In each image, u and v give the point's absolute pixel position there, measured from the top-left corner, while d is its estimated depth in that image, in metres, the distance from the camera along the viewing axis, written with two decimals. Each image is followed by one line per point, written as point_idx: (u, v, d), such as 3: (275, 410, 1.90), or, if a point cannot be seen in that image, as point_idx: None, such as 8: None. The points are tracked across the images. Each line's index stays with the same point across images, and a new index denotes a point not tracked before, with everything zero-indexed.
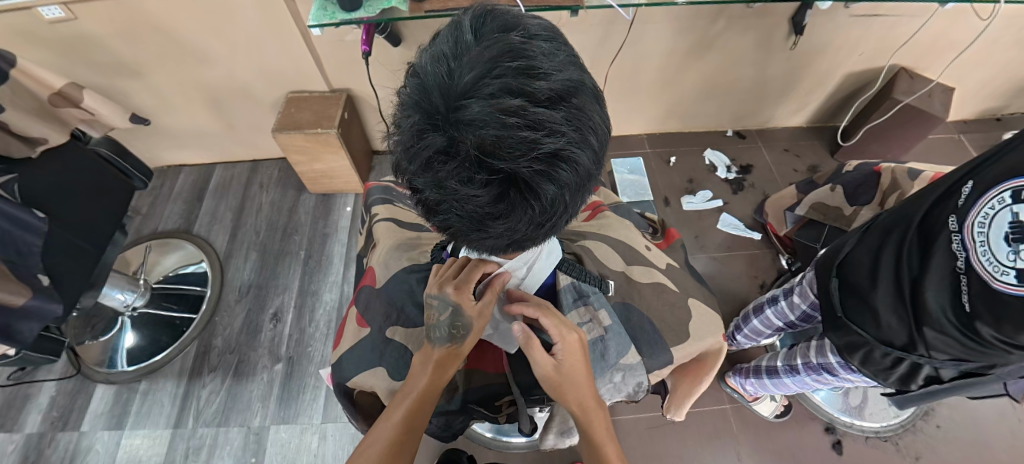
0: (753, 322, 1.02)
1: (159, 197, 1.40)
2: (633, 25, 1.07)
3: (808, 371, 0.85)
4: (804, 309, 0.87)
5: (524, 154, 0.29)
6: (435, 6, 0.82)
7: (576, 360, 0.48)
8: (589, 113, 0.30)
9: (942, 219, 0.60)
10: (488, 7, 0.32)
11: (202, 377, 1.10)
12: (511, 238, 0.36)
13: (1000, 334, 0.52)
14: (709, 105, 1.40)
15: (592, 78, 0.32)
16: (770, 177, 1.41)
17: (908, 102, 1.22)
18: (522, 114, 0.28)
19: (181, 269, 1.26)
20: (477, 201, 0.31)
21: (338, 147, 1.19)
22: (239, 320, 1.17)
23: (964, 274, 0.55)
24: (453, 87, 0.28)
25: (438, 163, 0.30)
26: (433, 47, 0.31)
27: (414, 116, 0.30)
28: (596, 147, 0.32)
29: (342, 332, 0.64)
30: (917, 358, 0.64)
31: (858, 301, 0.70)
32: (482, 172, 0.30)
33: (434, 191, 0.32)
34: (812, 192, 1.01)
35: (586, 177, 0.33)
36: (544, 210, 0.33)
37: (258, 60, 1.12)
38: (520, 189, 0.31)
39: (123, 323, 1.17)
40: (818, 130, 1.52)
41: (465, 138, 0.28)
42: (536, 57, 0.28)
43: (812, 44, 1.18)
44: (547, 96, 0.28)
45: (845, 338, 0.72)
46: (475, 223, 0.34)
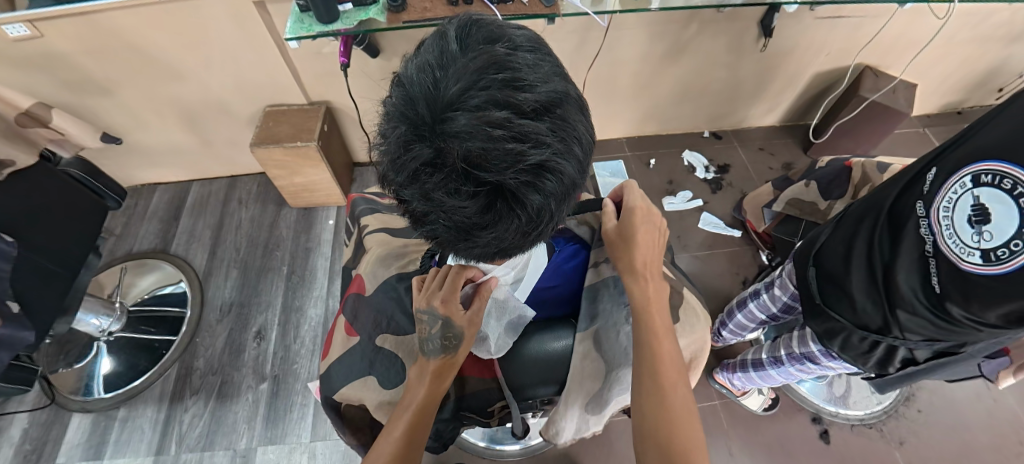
0: (738, 316, 1.04)
1: (133, 217, 1.37)
2: (608, 31, 1.09)
3: (792, 361, 0.87)
4: (785, 301, 0.89)
5: (511, 166, 0.29)
6: (412, 17, 0.83)
7: (639, 223, 0.55)
8: (575, 124, 0.31)
9: (909, 204, 0.63)
10: (473, 17, 0.32)
11: (184, 400, 1.06)
12: (499, 247, 0.36)
13: (969, 313, 0.54)
14: (685, 108, 1.44)
15: (577, 89, 0.33)
16: (747, 176, 1.45)
17: (874, 99, 1.27)
18: (509, 126, 0.28)
19: (159, 289, 1.22)
20: (464, 212, 0.32)
21: (319, 160, 1.18)
22: (221, 340, 1.14)
23: (933, 256, 0.58)
24: (439, 98, 0.28)
25: (425, 175, 0.30)
26: (418, 58, 0.31)
27: (400, 127, 0.30)
28: (581, 157, 0.32)
29: (330, 344, 0.63)
30: (892, 340, 0.66)
31: (834, 287, 0.72)
32: (469, 183, 0.30)
33: (421, 203, 0.33)
34: (788, 188, 1.05)
35: (572, 186, 0.33)
36: (530, 220, 0.33)
37: (234, 74, 1.11)
38: (507, 200, 0.31)
39: (99, 349, 1.12)
40: (790, 129, 1.57)
41: (451, 149, 0.28)
42: (522, 69, 0.29)
43: (780, 46, 1.22)
44: (532, 108, 0.28)
45: (824, 324, 0.75)
46: (462, 234, 0.34)
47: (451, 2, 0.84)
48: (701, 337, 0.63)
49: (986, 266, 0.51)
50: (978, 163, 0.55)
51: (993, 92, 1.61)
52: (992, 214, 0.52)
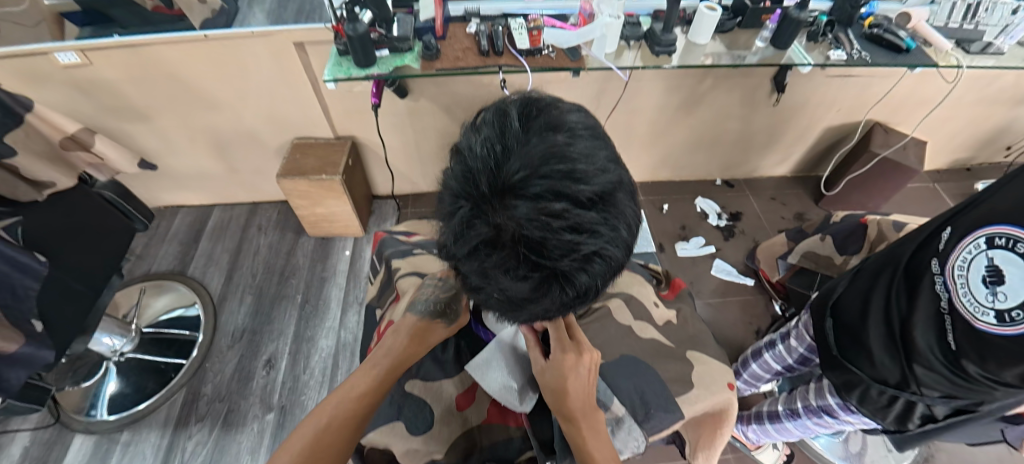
0: (752, 366, 1.02)
1: (154, 238, 1.39)
2: (627, 83, 1.15)
3: (809, 414, 0.86)
4: (802, 352, 0.88)
5: (564, 252, 0.33)
6: (445, 65, 0.88)
7: (567, 378, 0.49)
8: (623, 213, 0.34)
9: (926, 261, 0.64)
10: (535, 102, 0.36)
11: (189, 427, 1.05)
12: (544, 314, 0.41)
13: (986, 371, 0.54)
14: (699, 156, 1.47)
15: (628, 178, 0.36)
16: (759, 224, 1.47)
17: (884, 155, 1.30)
18: (565, 216, 0.31)
19: (172, 312, 1.23)
20: (519, 289, 0.36)
21: (341, 192, 1.21)
22: (231, 366, 1.14)
23: (949, 314, 0.58)
24: (502, 182, 0.32)
25: (484, 252, 0.35)
26: (480, 136, 0.35)
27: (463, 205, 0.35)
28: (625, 240, 0.36)
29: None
30: (910, 396, 0.64)
31: (850, 339, 0.73)
32: (524, 266, 0.34)
33: (478, 273, 0.37)
34: (804, 241, 1.06)
35: (616, 266, 0.38)
36: (576, 294, 0.38)
37: (267, 107, 1.16)
38: (557, 279, 0.35)
39: (108, 369, 1.12)
40: (802, 180, 1.60)
41: (510, 231, 0.33)
42: (579, 160, 0.31)
43: (792, 101, 1.27)
44: (589, 199, 0.31)
45: (842, 376, 0.74)
46: (514, 303, 0.39)
47: (483, 53, 0.89)
48: (722, 398, 0.61)
49: (1001, 326, 0.52)
50: (990, 226, 0.57)
51: (1002, 150, 1.64)
52: (1006, 277, 0.53)
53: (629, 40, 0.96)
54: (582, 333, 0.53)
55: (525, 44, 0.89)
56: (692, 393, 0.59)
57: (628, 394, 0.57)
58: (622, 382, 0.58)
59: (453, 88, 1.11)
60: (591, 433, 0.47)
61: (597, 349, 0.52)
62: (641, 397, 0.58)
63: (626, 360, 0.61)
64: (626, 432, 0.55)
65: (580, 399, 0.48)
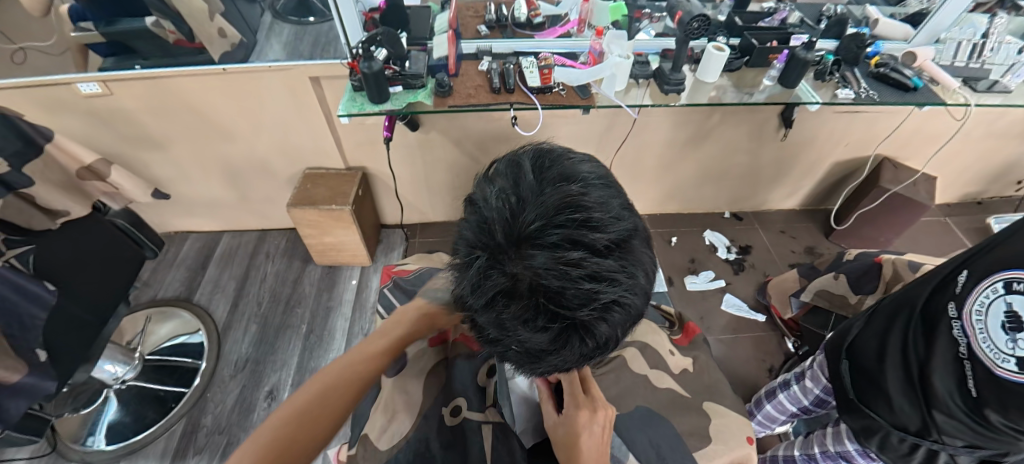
0: (766, 407, 0.99)
1: (162, 263, 1.40)
2: (635, 119, 1.16)
3: (827, 461, 0.82)
4: (818, 394, 0.86)
5: (583, 301, 0.33)
6: (458, 101, 0.89)
7: (582, 434, 0.47)
8: (640, 260, 0.35)
9: (942, 304, 0.62)
10: (547, 152, 0.37)
11: (187, 460, 1.03)
12: (563, 366, 0.41)
13: (1008, 420, 0.52)
14: (706, 189, 1.47)
15: (640, 222, 0.37)
16: (769, 258, 1.45)
17: (895, 191, 1.29)
18: (583, 264, 0.32)
19: (176, 338, 1.22)
20: (537, 341, 0.36)
21: (350, 222, 1.22)
22: (232, 397, 1.12)
23: (968, 359, 0.56)
24: (520, 233, 0.32)
25: (501, 303, 0.35)
26: (493, 186, 0.35)
27: (479, 255, 0.35)
28: (643, 288, 0.36)
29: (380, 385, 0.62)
30: (931, 444, 0.62)
31: (867, 382, 0.70)
32: (542, 318, 0.34)
33: (495, 325, 0.37)
34: (816, 279, 1.04)
35: (634, 315, 0.38)
36: (594, 345, 0.37)
37: (281, 138, 1.18)
38: (576, 330, 0.35)
39: (108, 397, 1.11)
40: (811, 213, 1.59)
41: (529, 281, 0.33)
42: (592, 209, 0.32)
43: (800, 136, 1.27)
44: (604, 246, 0.32)
45: (860, 421, 0.71)
46: (532, 356, 0.38)
47: (494, 90, 0.91)
48: (741, 453, 0.59)
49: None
50: (1003, 272, 0.56)
51: (1012, 184, 1.63)
52: None
53: (638, 78, 0.98)
54: (597, 386, 0.53)
55: (536, 82, 0.91)
56: (709, 448, 0.58)
57: (644, 448, 0.56)
58: (636, 435, 0.57)
59: (464, 122, 1.13)
60: None
61: (611, 404, 0.51)
62: (657, 452, 0.57)
63: (639, 412, 0.60)
64: None
65: (593, 457, 0.46)
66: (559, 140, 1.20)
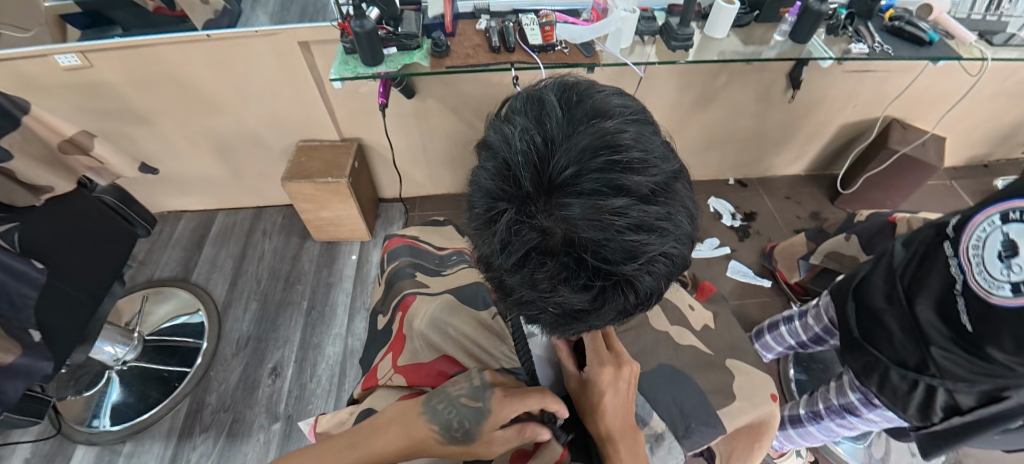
0: (766, 337, 1.01)
1: (157, 244, 1.37)
2: (640, 79, 1.11)
3: (831, 415, 0.81)
4: (817, 331, 0.86)
5: (627, 255, 0.31)
6: (455, 62, 0.85)
7: (607, 396, 0.46)
8: (683, 204, 0.32)
9: (937, 246, 0.61)
10: (572, 89, 0.34)
11: (193, 437, 1.02)
12: (600, 324, 0.39)
13: (1010, 355, 0.50)
14: (710, 155, 1.44)
15: (679, 162, 0.34)
16: (775, 224, 1.44)
17: (904, 152, 1.26)
18: (627, 214, 0.29)
19: (175, 318, 1.20)
20: (577, 300, 0.34)
21: (348, 195, 1.19)
22: (237, 374, 1.11)
23: (962, 294, 0.55)
24: (553, 180, 0.29)
25: (535, 261, 0.32)
26: (515, 128, 0.32)
27: (506, 208, 0.32)
28: (688, 234, 0.34)
29: (400, 352, 0.59)
30: (930, 379, 0.59)
31: (872, 321, 0.69)
32: (581, 274, 0.32)
33: (527, 286, 0.35)
34: (828, 241, 1.02)
35: (677, 266, 0.36)
36: (636, 300, 0.35)
37: (271, 109, 1.13)
38: (618, 286, 0.33)
39: (110, 378, 1.09)
40: (816, 178, 1.56)
41: (566, 233, 0.30)
42: (631, 147, 0.29)
43: (809, 97, 1.23)
44: (648, 190, 0.29)
45: (861, 359, 0.70)
46: (568, 316, 0.36)
47: (494, 50, 0.86)
48: (764, 411, 0.59)
49: (1015, 298, 0.49)
50: (1003, 201, 0.53)
51: (1020, 146, 1.60)
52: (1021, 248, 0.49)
53: (643, 35, 0.93)
54: (620, 343, 0.51)
55: (537, 40, 0.86)
56: (735, 405, 0.58)
57: (668, 407, 0.56)
58: (660, 394, 0.57)
59: (462, 88, 1.09)
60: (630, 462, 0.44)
61: (636, 360, 0.49)
62: (680, 410, 0.56)
63: (663, 371, 0.59)
64: (666, 450, 0.53)
65: (618, 416, 0.46)
66: None
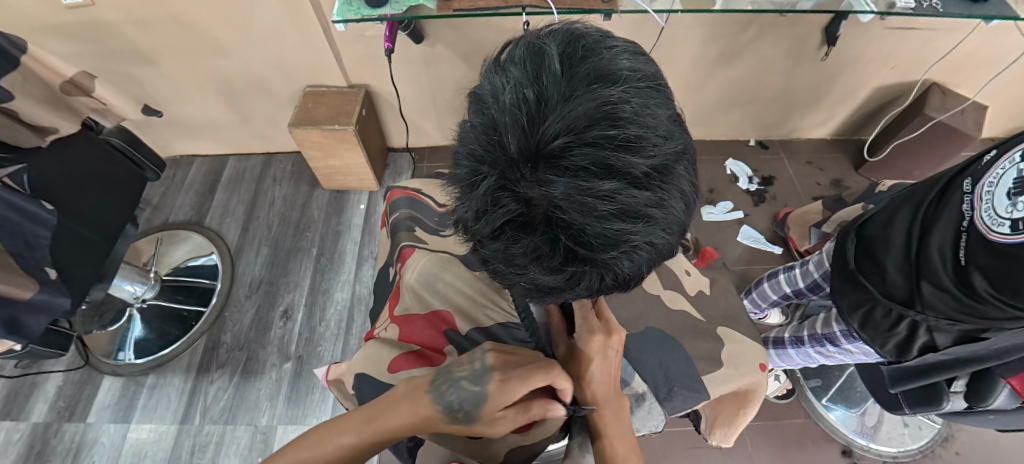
0: (763, 286, 1.00)
1: (171, 188, 1.39)
2: (663, 29, 1.04)
3: (812, 342, 0.83)
4: (817, 278, 0.85)
5: (608, 242, 0.29)
6: (464, 4, 0.80)
7: (593, 362, 0.47)
8: (680, 191, 0.30)
9: (959, 182, 0.57)
10: (579, 42, 0.29)
11: (210, 373, 1.08)
12: (576, 298, 0.38)
13: (993, 288, 0.50)
14: (731, 114, 1.38)
15: (686, 142, 0.31)
16: (793, 190, 1.40)
17: (941, 119, 1.19)
18: (615, 199, 0.27)
19: (191, 261, 1.24)
20: (551, 277, 0.32)
21: (355, 144, 1.18)
22: (249, 316, 1.16)
23: (966, 231, 0.53)
24: (539, 152, 0.26)
25: (511, 234, 0.30)
26: (508, 81, 0.29)
27: (487, 175, 0.29)
28: (679, 222, 0.32)
29: (398, 299, 0.62)
30: (915, 314, 0.61)
31: (869, 257, 0.68)
32: (557, 254, 0.30)
33: (501, 258, 0.33)
34: (839, 212, 0.98)
35: (661, 253, 0.34)
36: (613, 282, 0.34)
37: (276, 53, 1.10)
38: (595, 271, 0.31)
39: (132, 314, 1.15)
40: (843, 143, 1.49)
41: (546, 211, 0.28)
42: (633, 123, 0.26)
43: (844, 55, 1.15)
44: (643, 174, 0.27)
45: (850, 296, 0.71)
46: (542, 290, 0.35)
47: None
48: (751, 379, 0.60)
49: (1013, 236, 0.47)
50: None
51: None
52: None
53: None
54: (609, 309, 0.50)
55: None
56: (720, 372, 0.59)
57: (652, 371, 0.57)
58: (646, 356, 0.58)
59: (473, 32, 1.03)
60: (612, 426, 0.46)
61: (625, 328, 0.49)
62: (665, 373, 0.57)
63: (651, 334, 0.60)
64: (645, 410, 0.55)
65: (603, 381, 0.48)
66: None
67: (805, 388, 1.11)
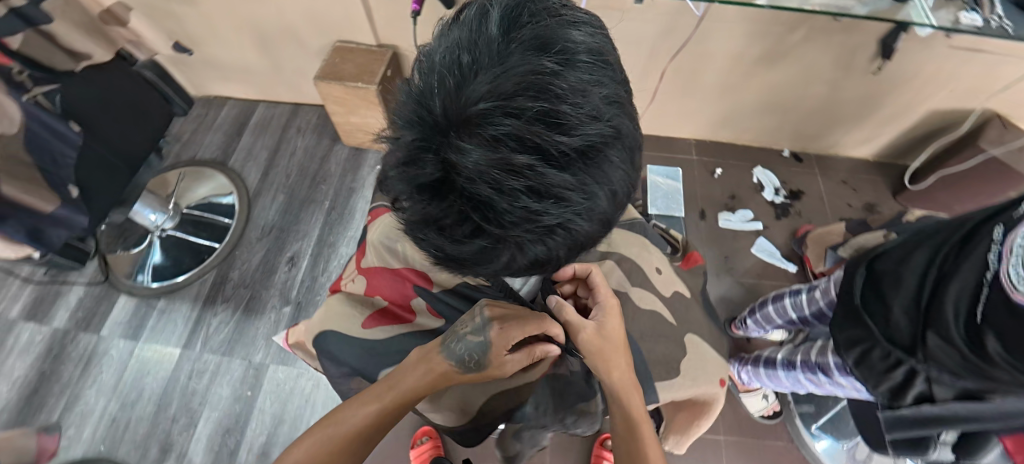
0: (768, 308, 0.97)
1: (201, 126, 1.44)
2: (701, 21, 0.98)
3: (804, 369, 0.80)
4: (822, 306, 0.82)
5: (518, 220, 0.27)
6: None
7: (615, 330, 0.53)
8: (606, 179, 0.28)
9: (988, 228, 0.53)
10: (530, 14, 0.29)
11: (215, 305, 1.14)
12: (497, 277, 0.37)
13: (1006, 351, 0.48)
14: (768, 120, 1.32)
15: (626, 131, 0.30)
16: (820, 208, 1.35)
17: (994, 154, 1.09)
18: (529, 174, 0.26)
19: (212, 198, 1.29)
20: (461, 251, 0.31)
21: (376, 104, 1.18)
22: (257, 258, 1.21)
23: (988, 285, 0.50)
24: (460, 116, 0.26)
25: (424, 199, 0.29)
26: (450, 46, 0.29)
27: (413, 133, 0.29)
28: (605, 213, 0.31)
29: (364, 254, 0.68)
30: (916, 363, 0.58)
31: (876, 295, 0.65)
32: (467, 225, 0.29)
33: (413, 223, 0.32)
34: (862, 236, 0.92)
35: (584, 243, 0.33)
36: (528, 265, 0.33)
37: (309, 3, 1.10)
38: (507, 249, 0.30)
39: (153, 242, 1.20)
40: (884, 167, 1.40)
41: (459, 178, 0.27)
42: (561, 98, 0.25)
43: (899, 72, 1.06)
44: (563, 154, 0.26)
45: (847, 333, 0.66)
46: (457, 262, 0.34)
47: None
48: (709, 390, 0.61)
49: None
50: None
51: None
52: None
53: None
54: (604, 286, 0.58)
55: None
56: (676, 381, 0.61)
57: None
58: None
59: None
60: (633, 397, 0.51)
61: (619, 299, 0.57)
62: None
63: None
64: None
65: (624, 356, 0.52)
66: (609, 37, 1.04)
67: (793, 412, 1.08)
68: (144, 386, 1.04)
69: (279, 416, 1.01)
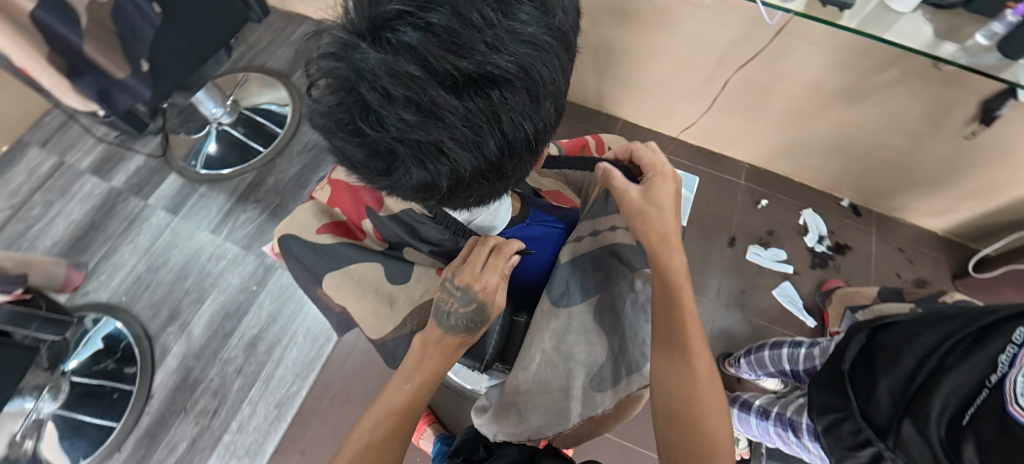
0: (764, 352, 0.93)
1: (277, 37, 1.52)
2: (778, 38, 0.90)
3: (777, 422, 0.76)
4: (817, 365, 0.77)
5: (401, 128, 0.31)
6: None
7: (665, 189, 0.56)
8: (495, 118, 0.32)
9: (1008, 327, 0.50)
10: None
11: (246, 203, 1.23)
12: (393, 191, 0.41)
13: None
14: (831, 161, 1.21)
15: (535, 82, 0.33)
16: (863, 270, 1.24)
17: None
18: (416, 87, 0.29)
19: (266, 105, 1.38)
20: (354, 150, 0.35)
21: None
22: (293, 171, 1.29)
23: (989, 388, 0.47)
24: (375, 19, 0.29)
25: (328, 92, 0.33)
26: None
27: (334, 27, 0.32)
28: (490, 151, 0.34)
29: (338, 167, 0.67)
30: (884, 449, 0.53)
31: (867, 366, 0.59)
32: (357, 125, 0.33)
33: (318, 113, 0.36)
34: (886, 305, 0.85)
35: (468, 178, 0.37)
36: (414, 182, 0.37)
37: None
38: (392, 157, 0.34)
39: (210, 132, 1.30)
40: (953, 246, 1.26)
41: (356, 77, 0.30)
42: (465, 26, 0.29)
43: (1000, 144, 0.93)
44: (453, 76, 0.30)
45: (824, 398, 0.61)
46: (355, 164, 0.38)
47: None
48: None
49: None
50: None
51: None
52: None
53: None
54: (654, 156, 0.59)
55: None
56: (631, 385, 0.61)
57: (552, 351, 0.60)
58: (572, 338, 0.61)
59: None
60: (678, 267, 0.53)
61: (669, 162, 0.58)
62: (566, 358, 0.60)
63: (586, 319, 0.62)
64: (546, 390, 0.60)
65: (673, 212, 0.55)
66: (682, 33, 0.98)
67: None
68: (170, 256, 1.16)
69: (274, 315, 1.10)
